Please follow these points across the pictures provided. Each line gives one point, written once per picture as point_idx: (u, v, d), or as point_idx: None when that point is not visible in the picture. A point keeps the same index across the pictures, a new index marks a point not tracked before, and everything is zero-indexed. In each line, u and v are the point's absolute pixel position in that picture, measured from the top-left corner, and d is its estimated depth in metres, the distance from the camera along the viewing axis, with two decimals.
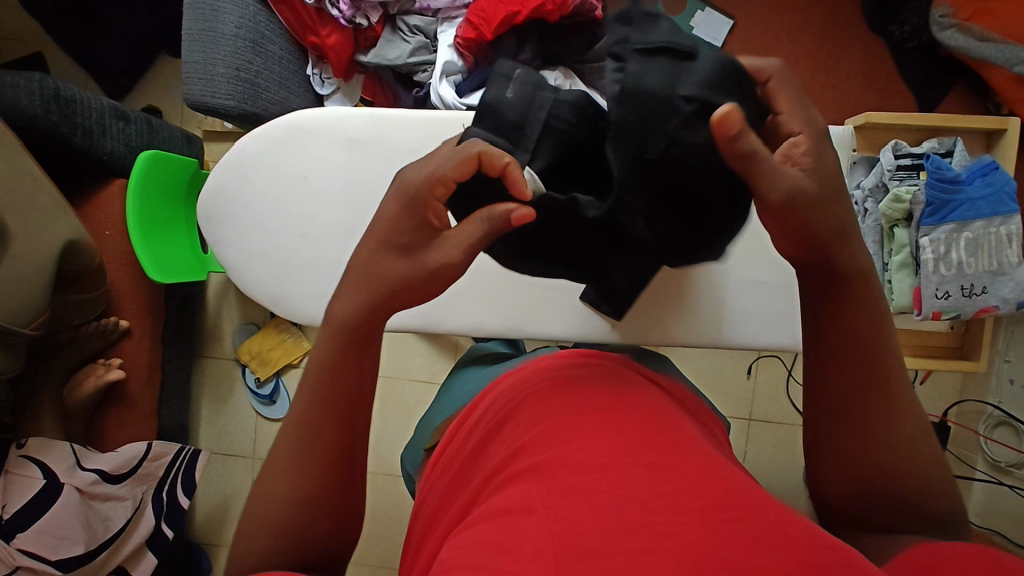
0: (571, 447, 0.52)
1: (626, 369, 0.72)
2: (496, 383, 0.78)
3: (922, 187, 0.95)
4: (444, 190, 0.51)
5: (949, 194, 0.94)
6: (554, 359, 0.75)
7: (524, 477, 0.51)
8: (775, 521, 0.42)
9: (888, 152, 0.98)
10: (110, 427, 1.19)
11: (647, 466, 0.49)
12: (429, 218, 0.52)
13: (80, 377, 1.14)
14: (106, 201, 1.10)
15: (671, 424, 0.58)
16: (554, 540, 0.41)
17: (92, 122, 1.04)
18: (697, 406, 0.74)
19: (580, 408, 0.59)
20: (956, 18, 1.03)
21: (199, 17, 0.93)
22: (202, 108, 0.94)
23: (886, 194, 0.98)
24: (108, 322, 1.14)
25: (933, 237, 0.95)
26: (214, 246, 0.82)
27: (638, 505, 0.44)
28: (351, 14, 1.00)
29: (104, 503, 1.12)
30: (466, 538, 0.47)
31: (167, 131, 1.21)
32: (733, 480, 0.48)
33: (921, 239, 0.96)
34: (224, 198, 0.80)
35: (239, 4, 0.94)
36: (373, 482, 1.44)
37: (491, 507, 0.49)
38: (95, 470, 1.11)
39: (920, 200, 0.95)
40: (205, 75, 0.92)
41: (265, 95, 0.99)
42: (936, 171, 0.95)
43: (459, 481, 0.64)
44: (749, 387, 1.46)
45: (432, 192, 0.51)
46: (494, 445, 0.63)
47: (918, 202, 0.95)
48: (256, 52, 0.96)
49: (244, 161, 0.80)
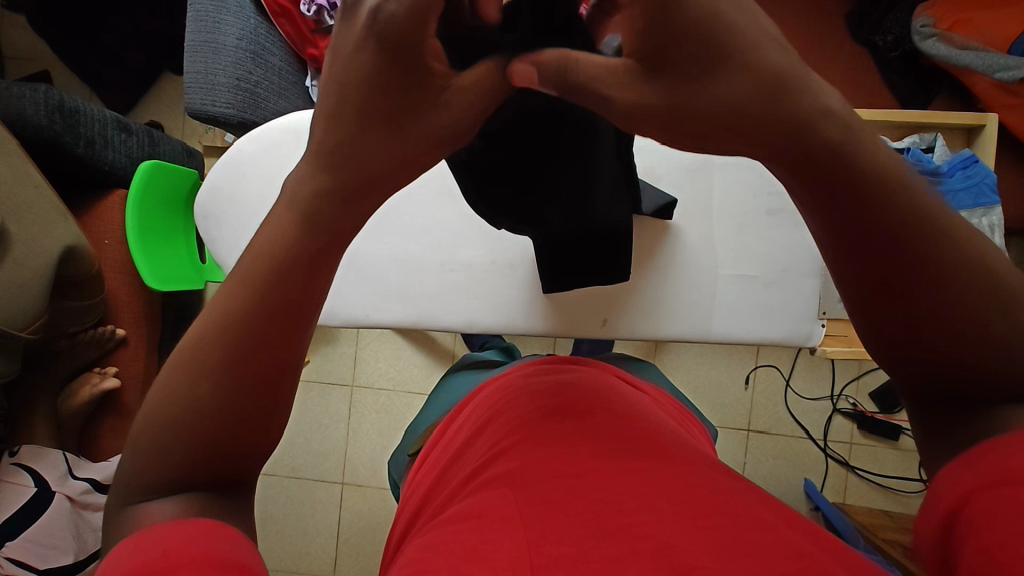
0: (548, 455, 0.53)
1: (605, 375, 0.73)
2: (483, 388, 0.78)
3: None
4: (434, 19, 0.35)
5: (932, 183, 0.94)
6: (537, 364, 0.76)
7: (497, 483, 0.51)
8: (750, 527, 0.44)
9: None
10: (103, 437, 1.19)
11: (621, 470, 0.51)
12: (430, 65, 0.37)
13: (75, 386, 1.14)
14: (107, 210, 1.12)
15: (654, 432, 0.59)
16: (528, 549, 0.43)
17: (94, 133, 1.06)
18: (679, 412, 0.76)
19: (557, 414, 0.60)
20: (937, 28, 1.10)
21: (203, 28, 0.96)
22: (202, 116, 0.96)
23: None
24: (105, 330, 1.14)
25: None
26: (210, 245, 0.83)
27: (614, 507, 0.46)
28: None
29: (95, 513, 1.12)
30: (438, 537, 0.47)
31: (169, 145, 1.24)
32: (707, 483, 0.50)
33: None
34: (220, 197, 0.81)
35: (241, 17, 0.98)
36: (369, 497, 1.43)
37: (465, 508, 0.50)
38: (87, 479, 1.10)
39: None
40: (206, 85, 0.95)
41: (263, 104, 1.01)
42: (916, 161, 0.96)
43: (440, 482, 0.63)
44: (746, 397, 1.45)
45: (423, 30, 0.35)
46: (474, 450, 0.62)
47: None
48: (256, 63, 0.99)
49: (241, 163, 0.81)
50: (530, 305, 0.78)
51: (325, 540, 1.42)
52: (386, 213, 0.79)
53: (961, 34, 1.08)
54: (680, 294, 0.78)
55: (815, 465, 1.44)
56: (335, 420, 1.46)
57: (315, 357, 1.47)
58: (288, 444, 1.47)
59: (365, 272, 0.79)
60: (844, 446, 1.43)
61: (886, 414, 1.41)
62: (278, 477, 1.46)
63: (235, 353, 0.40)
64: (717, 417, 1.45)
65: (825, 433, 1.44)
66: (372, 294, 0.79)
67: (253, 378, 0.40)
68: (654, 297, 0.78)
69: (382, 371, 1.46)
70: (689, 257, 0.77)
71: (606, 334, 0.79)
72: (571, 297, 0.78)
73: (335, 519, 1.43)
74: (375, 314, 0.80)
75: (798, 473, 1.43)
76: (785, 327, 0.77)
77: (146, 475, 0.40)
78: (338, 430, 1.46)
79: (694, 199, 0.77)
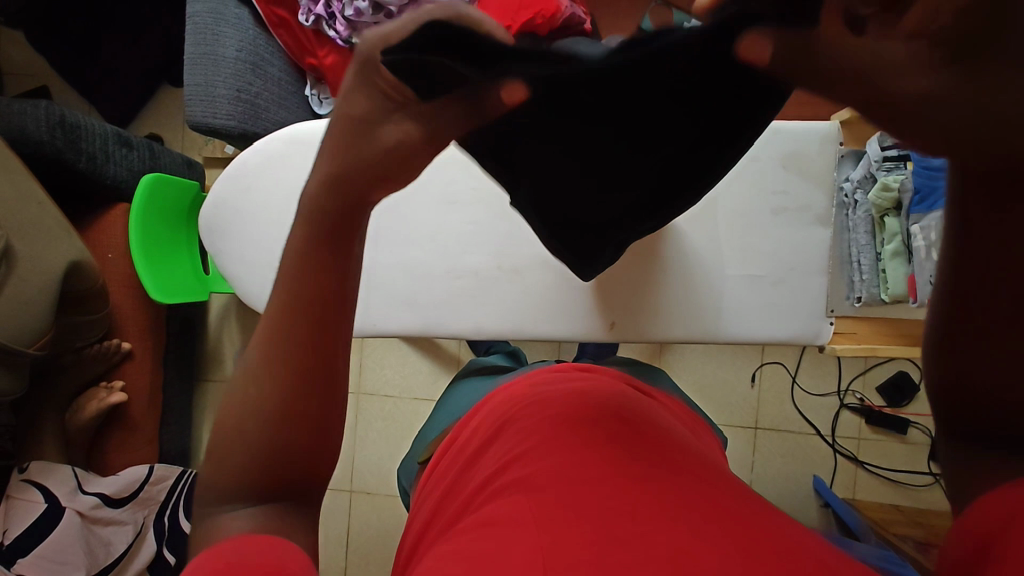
0: (564, 461, 0.53)
1: (619, 383, 0.73)
2: (494, 395, 0.78)
3: (907, 174, 0.76)
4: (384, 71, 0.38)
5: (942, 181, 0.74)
6: (549, 372, 0.76)
7: (513, 489, 0.51)
8: (767, 539, 0.43)
9: (874, 141, 0.77)
10: (111, 451, 1.19)
11: (633, 477, 0.51)
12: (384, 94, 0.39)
13: (82, 401, 1.14)
14: (110, 224, 1.12)
15: (669, 441, 0.59)
16: (542, 553, 0.43)
17: (95, 148, 1.06)
18: (692, 420, 0.76)
19: (575, 421, 0.60)
20: None
21: (202, 41, 0.95)
22: (203, 128, 0.97)
23: (874, 185, 0.79)
24: (111, 344, 1.14)
25: (922, 224, 0.74)
26: (215, 258, 0.82)
27: (627, 516, 0.46)
28: (347, 35, 0.98)
29: (105, 528, 1.11)
30: (454, 545, 0.47)
31: (170, 157, 1.24)
32: (723, 493, 0.50)
33: (911, 227, 0.76)
34: (224, 209, 0.80)
35: (240, 29, 0.97)
36: (378, 504, 1.42)
37: (480, 516, 0.50)
38: (97, 494, 1.10)
39: (908, 188, 0.76)
40: (206, 97, 0.95)
41: (264, 115, 1.01)
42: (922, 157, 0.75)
43: (458, 486, 0.62)
44: (753, 395, 1.45)
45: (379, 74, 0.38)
46: (492, 454, 0.62)
47: (906, 189, 0.76)
48: (256, 74, 0.99)
49: (245, 173, 0.80)
50: (536, 311, 0.78)
51: (335, 548, 1.42)
52: (391, 223, 0.79)
53: None
54: (693, 296, 0.77)
55: (824, 461, 1.43)
56: (341, 429, 1.46)
57: None
58: None
59: (370, 283, 0.79)
60: (852, 442, 1.43)
61: (894, 408, 1.41)
62: None
63: (284, 363, 0.42)
64: (724, 416, 1.45)
65: (832, 428, 1.43)
66: (379, 303, 0.79)
67: (310, 386, 0.43)
68: (662, 297, 0.78)
69: (387, 378, 1.46)
70: (698, 259, 0.77)
71: (613, 338, 0.78)
72: (582, 296, 0.78)
73: (344, 527, 1.43)
74: (381, 323, 0.80)
75: (807, 470, 1.43)
76: (795, 330, 0.77)
77: (219, 480, 0.43)
78: (345, 438, 1.46)
79: (700, 197, 0.77)
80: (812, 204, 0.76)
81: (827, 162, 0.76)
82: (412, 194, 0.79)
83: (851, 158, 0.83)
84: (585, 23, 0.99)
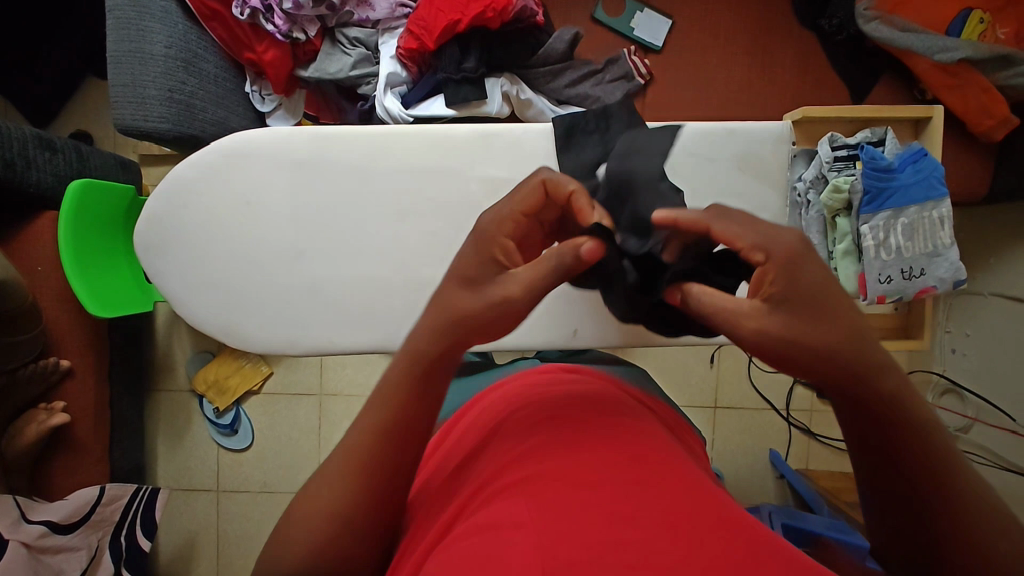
0: (559, 462, 0.47)
1: (606, 382, 0.67)
2: (472, 403, 0.69)
3: (857, 177, 0.95)
4: (513, 227, 0.51)
5: (886, 182, 0.93)
6: (532, 374, 0.69)
7: (504, 495, 0.45)
8: (768, 549, 0.39)
9: (825, 144, 0.99)
10: (55, 475, 1.13)
11: (634, 482, 0.44)
12: (498, 257, 0.49)
13: (20, 426, 1.06)
14: (39, 235, 1.04)
15: (663, 440, 0.54)
16: (540, 559, 0.37)
17: (15, 154, 0.97)
18: (676, 422, 0.69)
19: (565, 418, 0.54)
20: (880, 11, 1.05)
21: (125, 37, 0.88)
22: (134, 133, 0.90)
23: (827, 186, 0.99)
24: (48, 363, 1.07)
25: (872, 224, 0.94)
26: (155, 279, 0.77)
27: (627, 519, 0.40)
28: (287, 29, 0.94)
29: (56, 556, 1.07)
30: (441, 562, 0.41)
31: (100, 159, 1.15)
32: (720, 498, 0.45)
33: (862, 226, 0.95)
34: (161, 226, 0.75)
35: (167, 22, 0.90)
36: None
37: (469, 526, 0.44)
38: (44, 522, 1.04)
39: (858, 189, 0.95)
40: (135, 99, 0.88)
41: (200, 116, 0.95)
42: (871, 160, 0.95)
43: (439, 497, 0.52)
44: (712, 376, 1.49)
45: (501, 230, 0.50)
46: (478, 461, 0.54)
47: (857, 191, 0.95)
48: (189, 72, 0.92)
49: (182, 188, 0.74)
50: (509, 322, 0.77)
51: None
52: (341, 236, 0.76)
53: (904, 18, 1.04)
54: None
55: (780, 434, 1.49)
56: (305, 431, 1.42)
57: (279, 368, 1.43)
58: (257, 459, 1.42)
59: (327, 299, 0.76)
60: (806, 414, 1.49)
61: None
62: (251, 494, 1.42)
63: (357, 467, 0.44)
64: (685, 398, 1.49)
65: (787, 403, 1.49)
66: (335, 319, 0.77)
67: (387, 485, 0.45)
68: None
69: (350, 378, 1.43)
70: None
71: (576, 344, 0.79)
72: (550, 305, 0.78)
73: None
74: (339, 340, 0.77)
75: (763, 444, 1.49)
76: None
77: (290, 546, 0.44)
78: (309, 440, 1.42)
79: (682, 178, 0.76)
80: (766, 205, 0.77)
81: (780, 163, 0.77)
82: (358, 206, 0.75)
83: (802, 159, 1.03)
84: (538, 15, 0.97)
